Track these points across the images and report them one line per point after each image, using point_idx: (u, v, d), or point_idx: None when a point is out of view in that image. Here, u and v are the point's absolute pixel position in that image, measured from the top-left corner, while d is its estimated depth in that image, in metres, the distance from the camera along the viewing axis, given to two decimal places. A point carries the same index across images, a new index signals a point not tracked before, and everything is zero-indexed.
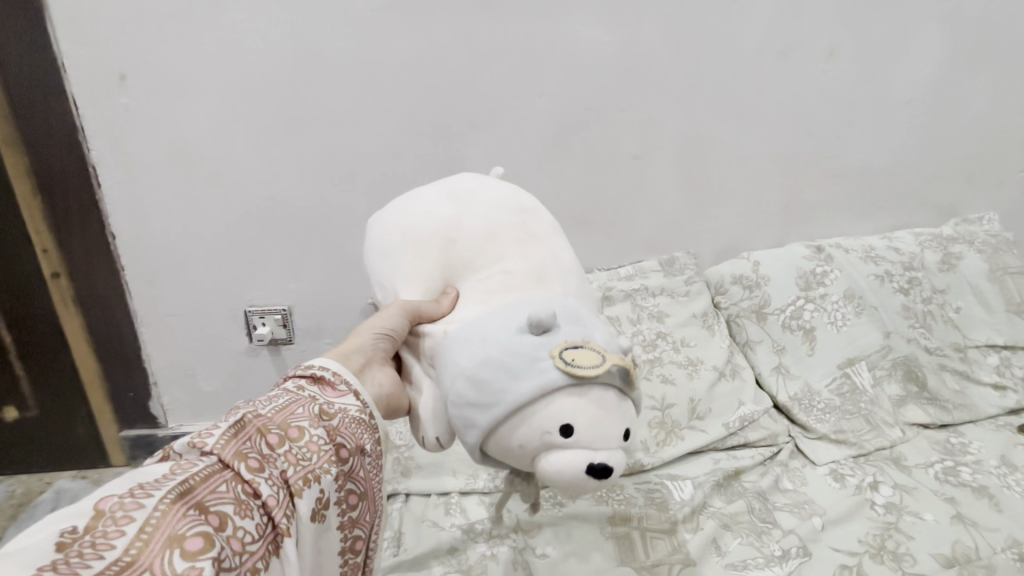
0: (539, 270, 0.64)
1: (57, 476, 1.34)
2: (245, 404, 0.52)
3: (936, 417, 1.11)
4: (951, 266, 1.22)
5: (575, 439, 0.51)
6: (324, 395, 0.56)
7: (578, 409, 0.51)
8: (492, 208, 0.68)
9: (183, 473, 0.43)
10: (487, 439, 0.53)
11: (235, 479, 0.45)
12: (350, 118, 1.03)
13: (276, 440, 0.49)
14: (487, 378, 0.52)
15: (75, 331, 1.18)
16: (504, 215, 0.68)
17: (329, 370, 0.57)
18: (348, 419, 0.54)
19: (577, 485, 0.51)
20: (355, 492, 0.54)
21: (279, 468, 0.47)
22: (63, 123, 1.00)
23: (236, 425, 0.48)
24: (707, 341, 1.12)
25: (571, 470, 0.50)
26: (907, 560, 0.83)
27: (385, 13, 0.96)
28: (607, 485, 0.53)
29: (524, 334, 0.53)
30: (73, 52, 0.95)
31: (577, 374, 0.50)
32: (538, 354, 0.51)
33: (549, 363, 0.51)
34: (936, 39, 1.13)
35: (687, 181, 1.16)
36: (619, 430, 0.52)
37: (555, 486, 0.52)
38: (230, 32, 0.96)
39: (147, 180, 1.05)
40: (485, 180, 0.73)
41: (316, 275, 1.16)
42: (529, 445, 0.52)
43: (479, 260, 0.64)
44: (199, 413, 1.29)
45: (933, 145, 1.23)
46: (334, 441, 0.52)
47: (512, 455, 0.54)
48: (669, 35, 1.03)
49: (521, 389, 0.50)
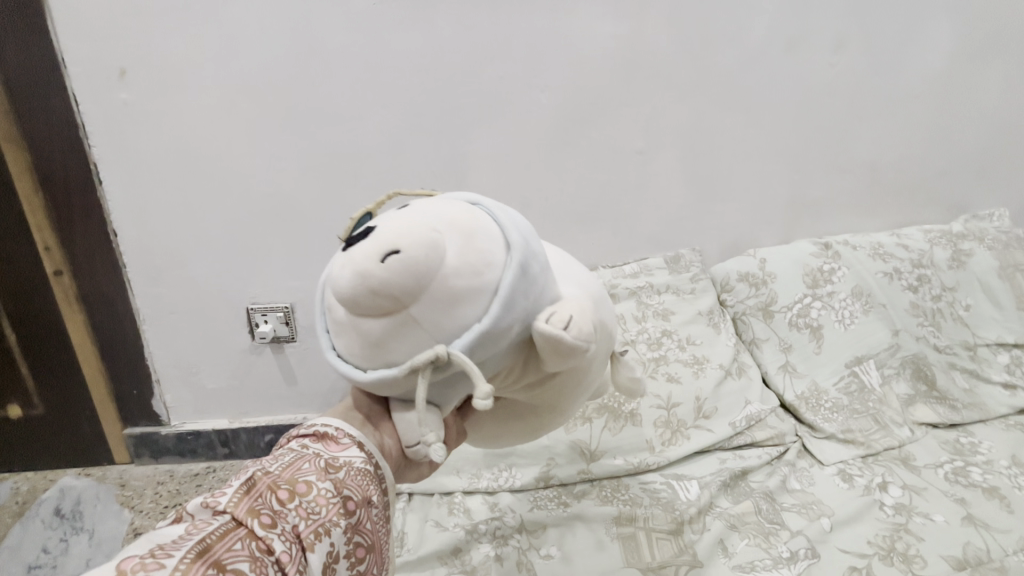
0: None
1: (61, 474, 1.33)
2: (253, 464, 0.52)
3: (945, 415, 1.10)
4: (961, 263, 1.20)
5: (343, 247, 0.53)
6: (328, 451, 0.54)
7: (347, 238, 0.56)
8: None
9: (199, 533, 0.43)
10: (326, 341, 0.52)
11: (248, 536, 0.44)
12: (352, 114, 1.02)
13: (286, 496, 0.48)
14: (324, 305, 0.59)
15: (78, 330, 1.17)
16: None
17: (332, 425, 0.56)
18: (354, 470, 0.53)
19: (340, 265, 0.47)
20: (363, 544, 0.52)
21: (290, 523, 0.46)
22: (64, 120, 0.99)
23: (247, 483, 0.48)
24: (713, 339, 1.10)
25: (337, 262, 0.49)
26: (917, 562, 0.82)
27: (386, 6, 0.95)
28: (380, 238, 0.47)
29: None
30: (72, 46, 0.94)
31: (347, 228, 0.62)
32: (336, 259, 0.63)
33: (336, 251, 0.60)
34: (947, 32, 1.11)
35: (693, 177, 1.14)
36: (382, 214, 0.54)
37: (345, 290, 0.46)
38: (231, 27, 0.95)
39: (148, 178, 1.04)
40: None
41: (318, 272, 1.15)
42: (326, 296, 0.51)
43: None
44: (202, 411, 1.29)
45: (943, 141, 1.21)
46: (342, 493, 0.51)
47: (340, 329, 0.50)
48: (674, 28, 1.02)
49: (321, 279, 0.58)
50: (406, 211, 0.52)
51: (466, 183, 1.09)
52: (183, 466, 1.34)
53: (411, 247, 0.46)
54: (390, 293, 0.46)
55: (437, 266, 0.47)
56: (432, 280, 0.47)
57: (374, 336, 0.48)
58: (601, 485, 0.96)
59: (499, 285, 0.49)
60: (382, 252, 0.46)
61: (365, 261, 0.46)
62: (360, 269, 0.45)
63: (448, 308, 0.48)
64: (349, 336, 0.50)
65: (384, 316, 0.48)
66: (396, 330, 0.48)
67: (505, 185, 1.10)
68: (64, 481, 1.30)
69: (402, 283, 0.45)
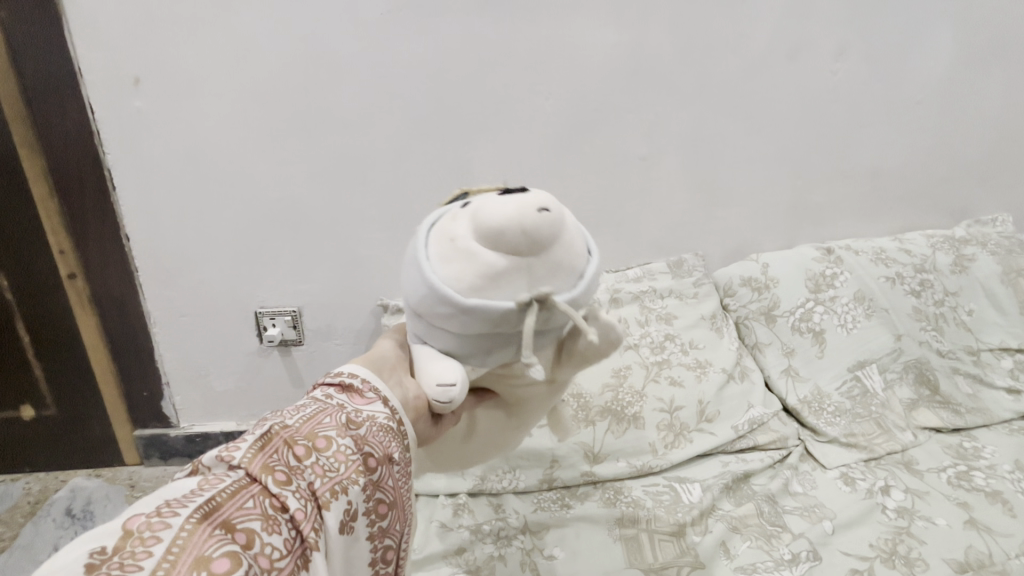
0: None
1: (72, 475, 1.35)
2: (273, 415, 0.53)
3: (949, 420, 1.10)
4: (963, 267, 1.21)
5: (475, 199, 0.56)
6: (352, 403, 0.56)
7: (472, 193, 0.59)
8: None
9: (210, 490, 0.42)
10: (428, 263, 0.53)
11: (262, 493, 0.44)
12: (359, 120, 1.04)
13: (303, 452, 0.49)
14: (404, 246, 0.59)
15: (90, 331, 1.20)
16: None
17: (357, 377, 0.58)
18: (375, 427, 0.55)
19: (499, 203, 0.51)
20: (384, 501, 0.54)
21: (306, 480, 0.47)
22: (79, 127, 1.01)
23: (263, 438, 0.48)
24: (716, 343, 1.11)
25: (483, 201, 0.53)
26: (919, 565, 0.83)
27: (394, 16, 0.97)
28: (535, 194, 0.53)
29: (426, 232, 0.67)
30: (88, 56, 0.97)
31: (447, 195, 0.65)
32: None
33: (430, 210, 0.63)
34: (947, 40, 1.12)
35: (696, 183, 1.16)
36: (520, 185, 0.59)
37: (495, 221, 0.50)
38: (242, 36, 0.97)
39: (159, 183, 1.07)
40: None
41: (326, 275, 1.17)
42: (450, 226, 0.54)
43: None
44: (210, 413, 1.31)
45: (944, 147, 1.22)
46: (362, 450, 0.52)
47: (456, 257, 0.52)
48: (676, 35, 1.03)
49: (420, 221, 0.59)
50: None
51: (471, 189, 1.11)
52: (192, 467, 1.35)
53: (559, 210, 0.53)
54: (534, 238, 0.50)
55: (565, 234, 0.53)
56: (559, 242, 0.53)
57: (494, 270, 0.51)
58: (604, 487, 0.96)
59: (587, 273, 0.56)
60: (539, 204, 0.51)
61: (524, 205, 0.51)
62: (519, 208, 0.51)
63: (555, 274, 0.53)
64: (465, 264, 0.52)
65: (511, 258, 0.51)
66: (513, 272, 0.52)
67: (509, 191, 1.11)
68: (75, 482, 1.32)
69: (545, 234, 0.51)
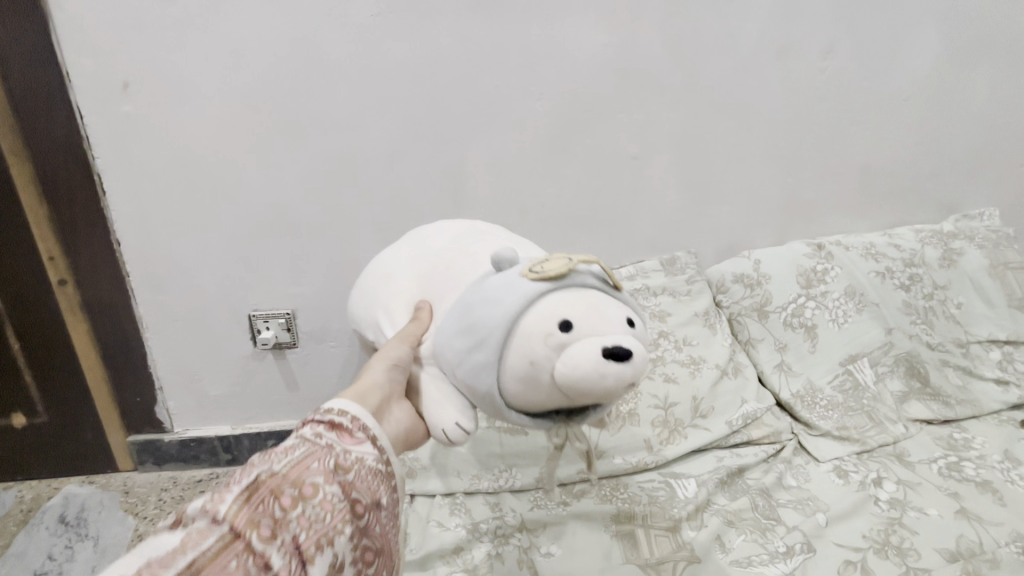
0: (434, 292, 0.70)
1: (65, 482, 1.34)
2: (259, 457, 0.51)
3: (939, 412, 1.11)
4: (952, 261, 1.22)
5: (576, 331, 0.56)
6: (342, 443, 0.56)
7: (570, 306, 0.57)
8: (476, 238, 0.74)
9: (194, 549, 0.41)
10: (503, 371, 0.57)
11: (246, 550, 0.43)
12: (351, 121, 1.04)
13: (290, 501, 0.48)
14: (478, 310, 0.58)
15: (82, 337, 1.19)
16: (455, 234, 0.77)
17: (347, 416, 0.58)
18: (363, 471, 0.55)
19: (600, 368, 0.53)
20: (371, 548, 0.54)
21: (292, 533, 0.47)
22: (68, 132, 1.01)
23: (249, 488, 0.47)
24: (709, 339, 1.12)
25: (584, 352, 0.54)
26: (912, 555, 0.84)
27: (384, 18, 0.97)
28: (633, 365, 0.55)
29: (489, 279, 0.61)
30: (78, 61, 0.96)
31: (544, 273, 0.58)
32: (513, 279, 0.59)
33: (521, 278, 0.58)
34: (933, 36, 1.14)
35: (687, 181, 1.16)
36: (617, 316, 0.58)
37: (583, 386, 0.54)
38: (233, 39, 0.97)
39: (150, 187, 1.06)
40: (462, 245, 0.73)
41: (319, 278, 1.17)
42: (539, 354, 0.55)
43: (451, 270, 0.70)
44: (205, 418, 1.30)
45: (931, 143, 1.23)
46: (348, 496, 0.53)
47: (529, 381, 0.57)
48: (666, 35, 1.04)
49: (508, 304, 0.56)
50: (633, 330, 0.60)
51: (463, 190, 1.11)
52: (186, 472, 1.34)
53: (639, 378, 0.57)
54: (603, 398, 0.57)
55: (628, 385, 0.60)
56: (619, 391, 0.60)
57: (553, 400, 0.58)
58: (600, 484, 0.96)
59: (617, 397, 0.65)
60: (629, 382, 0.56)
61: (617, 381, 0.54)
62: (612, 384, 0.54)
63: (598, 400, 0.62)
64: (534, 389, 0.57)
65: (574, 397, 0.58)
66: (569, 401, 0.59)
67: (502, 190, 1.12)
68: (68, 490, 1.30)
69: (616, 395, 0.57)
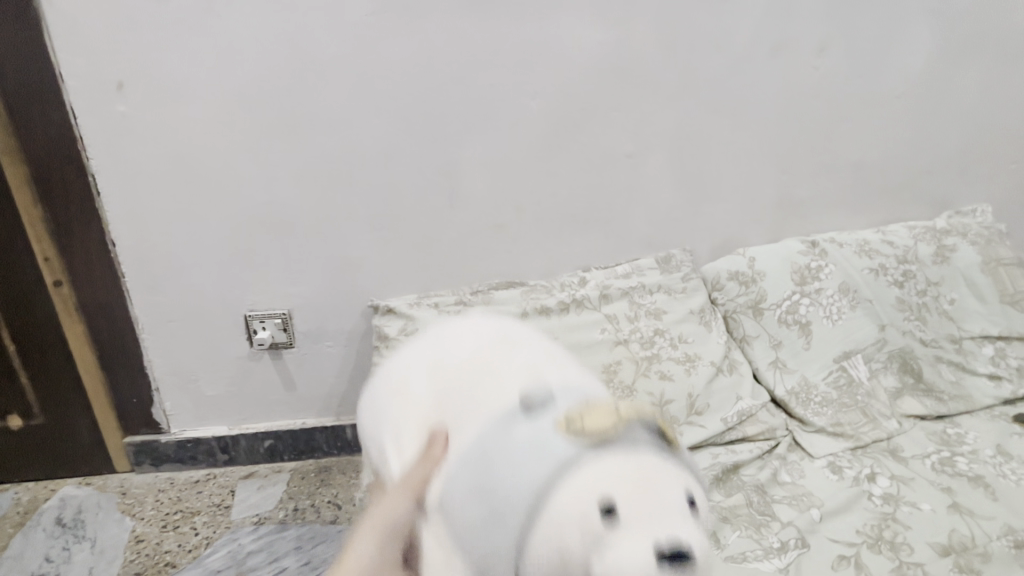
0: (446, 422, 0.55)
1: (61, 484, 1.33)
2: None
3: (932, 407, 1.12)
4: (945, 257, 1.23)
5: (622, 520, 0.39)
6: None
7: (616, 479, 0.41)
8: (511, 351, 0.60)
9: None
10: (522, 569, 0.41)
11: None
12: (346, 121, 1.04)
13: None
14: (493, 474, 0.44)
15: (78, 338, 1.18)
16: (484, 339, 0.62)
17: None
18: None
19: None
20: None
21: None
22: (62, 133, 1.01)
23: None
24: (704, 337, 1.12)
25: (634, 556, 0.37)
26: (904, 549, 0.84)
27: (379, 17, 0.97)
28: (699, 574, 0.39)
29: (515, 423, 0.47)
30: (72, 61, 0.96)
31: (583, 431, 0.43)
32: (543, 433, 0.45)
33: (555, 433, 0.44)
34: (926, 33, 1.14)
35: (682, 179, 1.17)
36: (680, 496, 0.41)
37: None
38: (227, 39, 0.97)
39: (145, 187, 1.06)
40: (485, 360, 0.58)
41: (315, 278, 1.17)
42: (573, 553, 0.39)
43: (470, 397, 0.54)
44: (202, 418, 1.30)
45: (925, 140, 1.24)
46: None
47: None
48: (660, 33, 1.04)
49: (532, 469, 0.42)
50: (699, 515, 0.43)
51: (459, 189, 1.11)
52: (183, 473, 1.34)
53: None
54: None
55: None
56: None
57: None
58: None
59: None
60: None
61: None
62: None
63: None
64: None
65: None
66: None
67: (497, 189, 1.12)
68: (65, 491, 1.29)
69: None
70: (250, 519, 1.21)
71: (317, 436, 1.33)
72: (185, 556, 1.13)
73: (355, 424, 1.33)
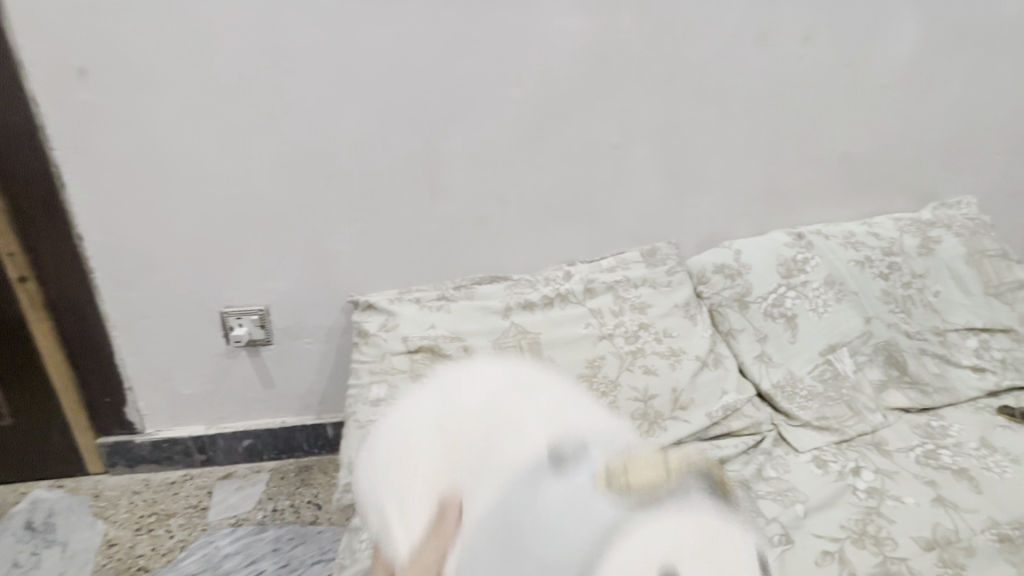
0: (462, 486, 0.55)
1: (31, 487, 1.28)
2: None
3: (916, 400, 1.11)
4: (930, 249, 1.23)
5: (684, 573, 0.41)
6: None
7: (671, 546, 0.42)
8: (522, 394, 0.61)
9: None
10: None
11: None
12: (322, 110, 1.00)
13: None
14: (536, 536, 0.44)
15: (46, 336, 1.13)
16: (477, 395, 0.63)
17: None
18: None
19: None
20: None
21: None
22: (23, 121, 0.96)
23: None
24: (689, 330, 1.10)
25: None
26: (888, 544, 0.84)
27: (354, 2, 0.94)
28: None
29: (551, 482, 0.47)
30: (31, 46, 0.91)
31: (629, 491, 0.44)
32: (586, 495, 0.45)
33: (597, 494, 0.44)
34: (913, 22, 1.13)
35: (668, 170, 1.15)
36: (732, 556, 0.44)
37: None
38: (195, 23, 0.93)
39: (113, 179, 1.02)
40: (498, 415, 0.59)
41: (293, 273, 1.13)
42: None
43: (488, 456, 0.55)
44: (178, 417, 1.26)
45: (911, 132, 1.23)
46: None
47: None
48: (646, 20, 1.02)
49: (579, 537, 0.43)
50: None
51: (440, 181, 1.08)
52: (159, 474, 1.30)
53: None
54: None
55: None
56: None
57: None
58: None
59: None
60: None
61: None
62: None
63: None
64: None
65: None
66: None
67: (479, 181, 1.09)
68: (35, 494, 1.25)
69: None
70: (227, 520, 1.18)
71: (297, 435, 1.30)
72: (159, 559, 1.10)
73: (337, 422, 1.30)
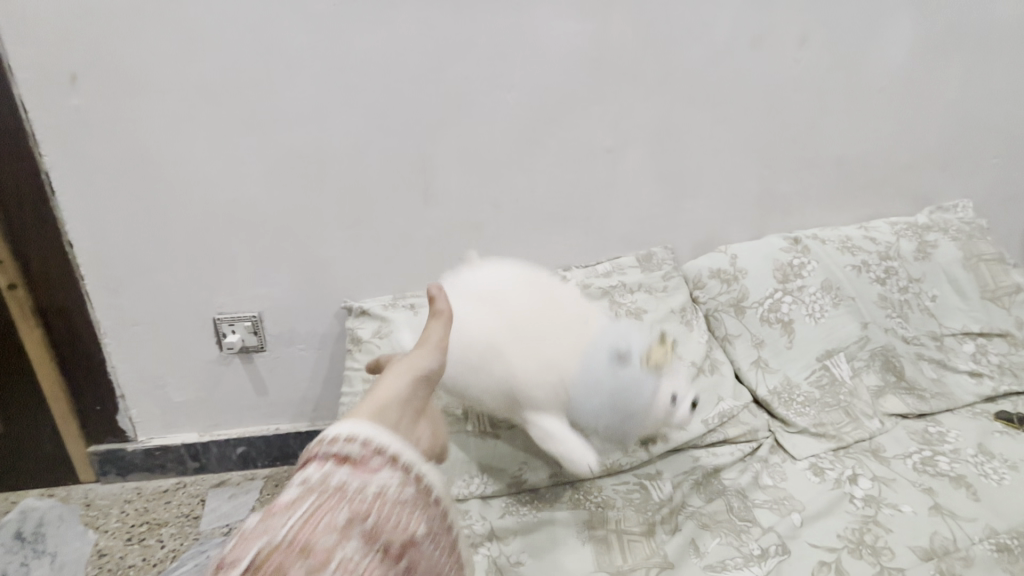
0: (544, 371, 0.76)
1: (22, 496, 1.27)
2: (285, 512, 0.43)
3: (914, 406, 1.10)
4: (926, 254, 1.22)
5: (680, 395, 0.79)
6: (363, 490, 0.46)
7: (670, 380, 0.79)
8: (558, 306, 0.81)
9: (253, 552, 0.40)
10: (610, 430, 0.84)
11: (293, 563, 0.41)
12: (315, 115, 1.00)
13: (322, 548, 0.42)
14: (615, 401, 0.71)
15: (35, 344, 1.12)
16: (533, 293, 0.83)
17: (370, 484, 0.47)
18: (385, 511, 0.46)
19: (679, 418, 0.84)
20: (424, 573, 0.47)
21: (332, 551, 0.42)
22: (11, 127, 0.95)
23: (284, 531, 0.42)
24: (685, 336, 1.10)
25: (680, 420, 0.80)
26: (886, 554, 0.83)
27: (346, 7, 0.93)
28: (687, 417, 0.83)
29: (620, 370, 0.71)
30: (21, 51, 0.90)
31: (657, 362, 0.72)
32: (638, 371, 0.72)
33: (644, 371, 0.72)
34: (908, 25, 1.13)
35: (664, 174, 1.14)
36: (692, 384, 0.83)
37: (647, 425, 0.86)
38: (186, 27, 0.92)
39: (104, 185, 1.01)
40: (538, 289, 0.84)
41: (286, 279, 1.12)
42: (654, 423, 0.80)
43: (557, 345, 0.76)
44: (171, 425, 1.25)
45: (907, 135, 1.23)
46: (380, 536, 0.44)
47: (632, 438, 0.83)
48: (640, 24, 1.02)
49: (639, 398, 0.71)
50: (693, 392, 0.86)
51: (434, 186, 1.07)
52: (152, 483, 1.29)
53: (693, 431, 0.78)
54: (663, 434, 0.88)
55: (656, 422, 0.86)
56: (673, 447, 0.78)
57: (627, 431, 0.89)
58: (574, 488, 0.93)
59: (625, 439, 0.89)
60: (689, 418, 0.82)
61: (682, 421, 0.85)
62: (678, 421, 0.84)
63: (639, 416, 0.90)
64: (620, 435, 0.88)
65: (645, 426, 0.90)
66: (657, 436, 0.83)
67: (473, 186, 1.08)
68: (26, 503, 1.23)
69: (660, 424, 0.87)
70: (220, 530, 1.17)
71: (290, 442, 1.28)
72: (150, 569, 1.08)
73: (331, 429, 1.29)
